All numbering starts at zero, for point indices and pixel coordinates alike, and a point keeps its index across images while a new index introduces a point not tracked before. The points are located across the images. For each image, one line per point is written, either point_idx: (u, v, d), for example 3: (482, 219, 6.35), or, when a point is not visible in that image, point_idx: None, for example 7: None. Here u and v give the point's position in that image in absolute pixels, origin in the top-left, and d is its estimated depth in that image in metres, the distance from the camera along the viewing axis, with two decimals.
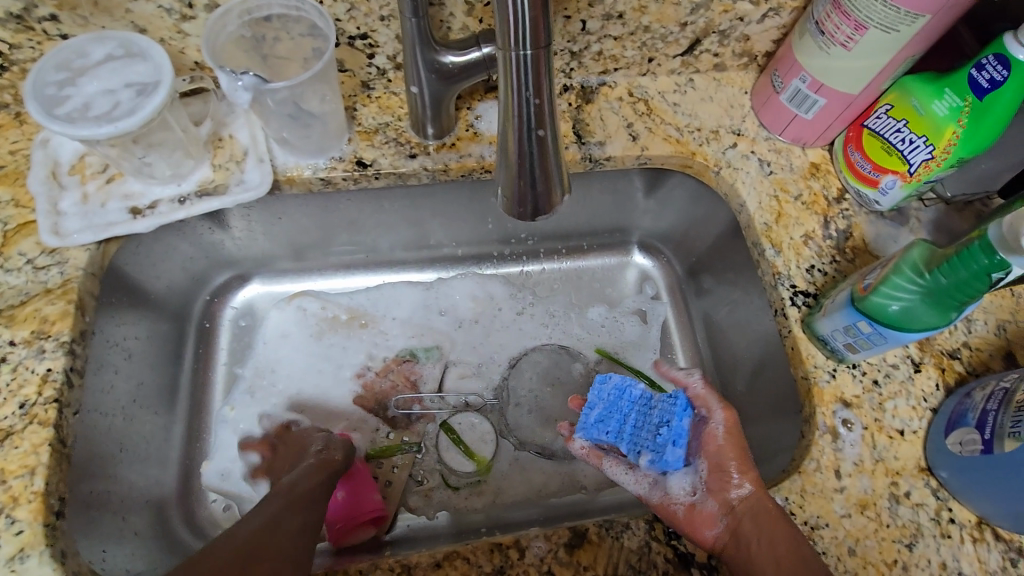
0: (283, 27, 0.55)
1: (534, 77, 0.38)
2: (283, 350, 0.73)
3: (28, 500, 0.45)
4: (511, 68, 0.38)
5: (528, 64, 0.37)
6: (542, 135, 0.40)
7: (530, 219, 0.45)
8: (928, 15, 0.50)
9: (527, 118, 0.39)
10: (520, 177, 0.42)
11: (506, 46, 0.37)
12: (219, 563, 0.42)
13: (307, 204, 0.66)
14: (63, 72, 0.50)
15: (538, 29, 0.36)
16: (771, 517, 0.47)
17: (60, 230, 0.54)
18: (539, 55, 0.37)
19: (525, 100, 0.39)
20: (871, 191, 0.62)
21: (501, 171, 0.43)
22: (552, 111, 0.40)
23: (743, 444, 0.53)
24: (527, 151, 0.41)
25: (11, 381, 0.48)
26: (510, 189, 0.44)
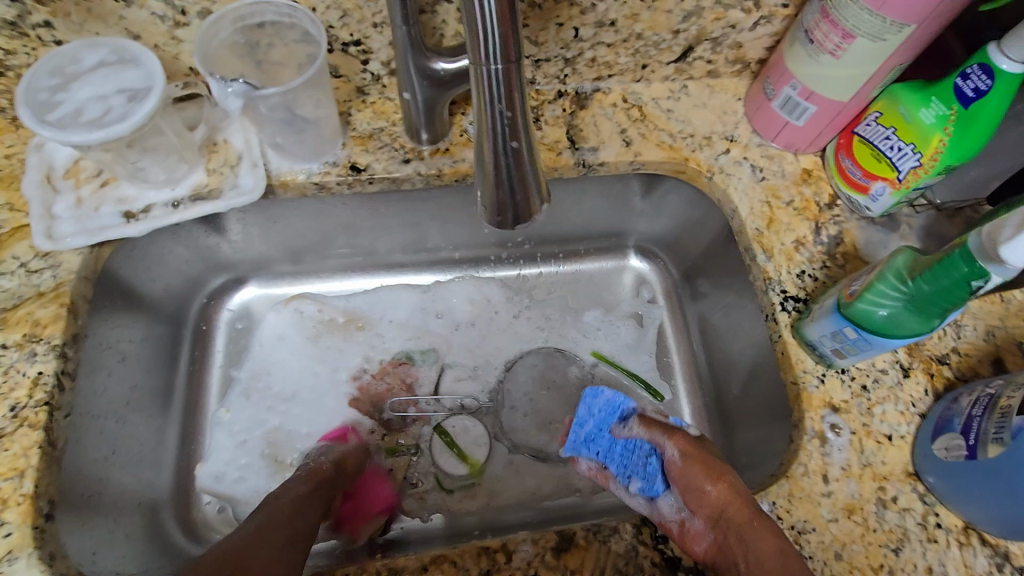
0: (277, 33, 0.56)
1: (506, 88, 0.38)
2: (279, 352, 0.73)
3: (17, 503, 0.45)
4: (483, 83, 0.38)
5: (500, 79, 0.38)
6: (517, 146, 0.40)
7: (512, 228, 0.45)
8: (913, 24, 0.50)
9: (501, 130, 0.39)
10: (498, 188, 0.42)
11: (478, 60, 0.38)
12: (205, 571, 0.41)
13: (302, 207, 0.66)
14: (56, 78, 0.50)
15: (507, 43, 0.36)
16: (754, 524, 0.48)
17: (53, 234, 0.54)
18: (509, 69, 0.38)
19: (498, 113, 0.39)
20: (861, 198, 0.63)
21: (479, 179, 0.43)
22: (527, 122, 0.40)
23: (709, 460, 0.54)
24: (500, 161, 0.41)
25: (2, 384, 0.49)
26: (490, 200, 0.43)
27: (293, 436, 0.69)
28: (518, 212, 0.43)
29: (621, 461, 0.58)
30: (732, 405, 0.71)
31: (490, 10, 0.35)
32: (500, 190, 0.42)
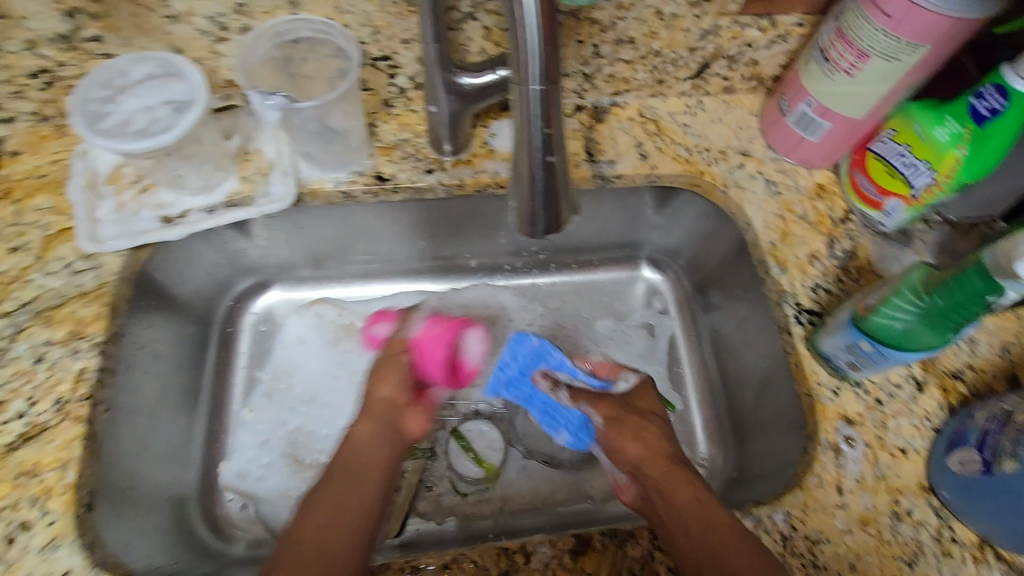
0: (311, 48, 0.59)
1: (544, 107, 0.40)
2: (301, 355, 0.75)
3: (61, 491, 0.48)
4: (523, 101, 0.40)
5: (539, 99, 0.40)
6: (553, 160, 0.43)
7: (542, 237, 0.47)
8: (928, 45, 0.52)
9: (539, 145, 0.41)
10: (531, 199, 0.44)
11: (519, 79, 0.39)
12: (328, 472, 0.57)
13: (328, 215, 0.69)
14: (106, 90, 0.53)
15: (549, 64, 0.38)
16: (676, 475, 0.56)
17: (96, 237, 0.58)
18: (550, 89, 0.40)
19: (537, 129, 0.41)
20: (876, 213, 0.64)
21: (513, 191, 0.45)
22: (562, 138, 0.42)
23: (620, 415, 0.63)
24: (537, 175, 0.43)
25: (48, 379, 0.52)
26: (523, 211, 0.45)
27: (313, 437, 0.71)
28: (550, 222, 0.46)
29: (544, 411, 0.68)
30: (744, 416, 0.71)
31: (533, 36, 0.37)
32: (534, 201, 0.44)
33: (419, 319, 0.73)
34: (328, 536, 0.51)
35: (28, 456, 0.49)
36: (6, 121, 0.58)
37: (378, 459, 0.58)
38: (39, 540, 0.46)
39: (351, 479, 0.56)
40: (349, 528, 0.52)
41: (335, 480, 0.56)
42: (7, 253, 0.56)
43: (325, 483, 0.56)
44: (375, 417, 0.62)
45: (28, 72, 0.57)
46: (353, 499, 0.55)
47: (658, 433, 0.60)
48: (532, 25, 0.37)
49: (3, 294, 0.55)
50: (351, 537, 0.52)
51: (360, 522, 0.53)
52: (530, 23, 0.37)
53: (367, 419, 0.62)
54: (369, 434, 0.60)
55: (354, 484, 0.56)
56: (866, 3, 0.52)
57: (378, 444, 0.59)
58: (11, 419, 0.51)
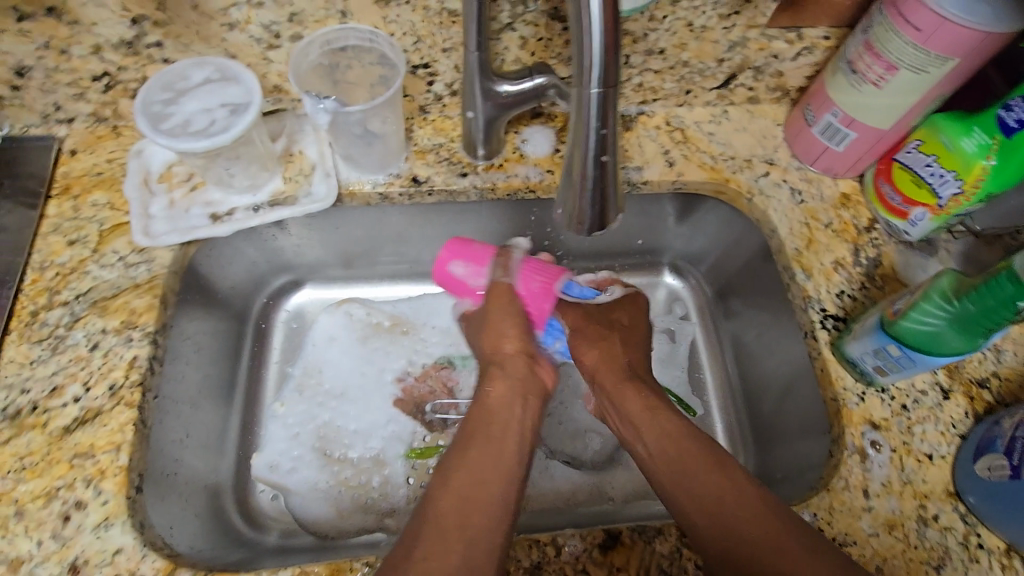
0: (356, 56, 0.61)
1: (601, 111, 0.43)
2: (330, 352, 0.77)
3: (114, 473, 0.50)
4: (583, 104, 0.43)
5: (596, 102, 0.43)
6: (606, 160, 0.47)
7: (589, 233, 0.53)
8: (957, 58, 0.53)
9: (593, 146, 0.45)
10: (582, 196, 0.50)
11: (580, 84, 0.42)
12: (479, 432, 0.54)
13: (363, 216, 0.71)
14: (167, 93, 0.57)
15: (609, 70, 0.41)
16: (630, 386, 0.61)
17: (149, 232, 0.61)
18: (608, 93, 0.42)
19: (594, 131, 0.45)
20: (900, 222, 0.65)
21: (567, 187, 0.51)
22: (615, 140, 0.46)
23: (582, 324, 0.67)
24: (590, 172, 0.48)
25: (102, 365, 0.55)
26: (574, 208, 0.51)
27: (342, 432, 0.73)
28: (597, 221, 0.52)
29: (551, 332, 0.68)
30: (765, 422, 0.72)
31: (595, 44, 0.39)
32: (585, 198, 0.49)
33: (516, 268, 0.64)
34: (481, 484, 0.49)
35: (83, 438, 0.52)
36: (65, 121, 0.64)
37: (518, 417, 0.57)
38: (93, 520, 0.49)
39: (495, 431, 0.54)
40: (501, 479, 0.50)
41: (479, 430, 0.54)
42: (66, 246, 0.60)
43: (472, 433, 0.54)
44: (506, 377, 0.60)
45: (90, 76, 0.60)
46: (504, 451, 0.53)
47: (612, 342, 0.65)
48: (595, 31, 0.38)
49: (61, 284, 0.58)
50: (500, 486, 0.50)
51: (511, 476, 0.51)
52: (595, 30, 0.38)
53: (500, 376, 0.60)
54: (503, 393, 0.58)
55: (497, 437, 0.54)
56: (895, 16, 0.54)
57: (517, 402, 0.58)
58: (68, 403, 0.53)
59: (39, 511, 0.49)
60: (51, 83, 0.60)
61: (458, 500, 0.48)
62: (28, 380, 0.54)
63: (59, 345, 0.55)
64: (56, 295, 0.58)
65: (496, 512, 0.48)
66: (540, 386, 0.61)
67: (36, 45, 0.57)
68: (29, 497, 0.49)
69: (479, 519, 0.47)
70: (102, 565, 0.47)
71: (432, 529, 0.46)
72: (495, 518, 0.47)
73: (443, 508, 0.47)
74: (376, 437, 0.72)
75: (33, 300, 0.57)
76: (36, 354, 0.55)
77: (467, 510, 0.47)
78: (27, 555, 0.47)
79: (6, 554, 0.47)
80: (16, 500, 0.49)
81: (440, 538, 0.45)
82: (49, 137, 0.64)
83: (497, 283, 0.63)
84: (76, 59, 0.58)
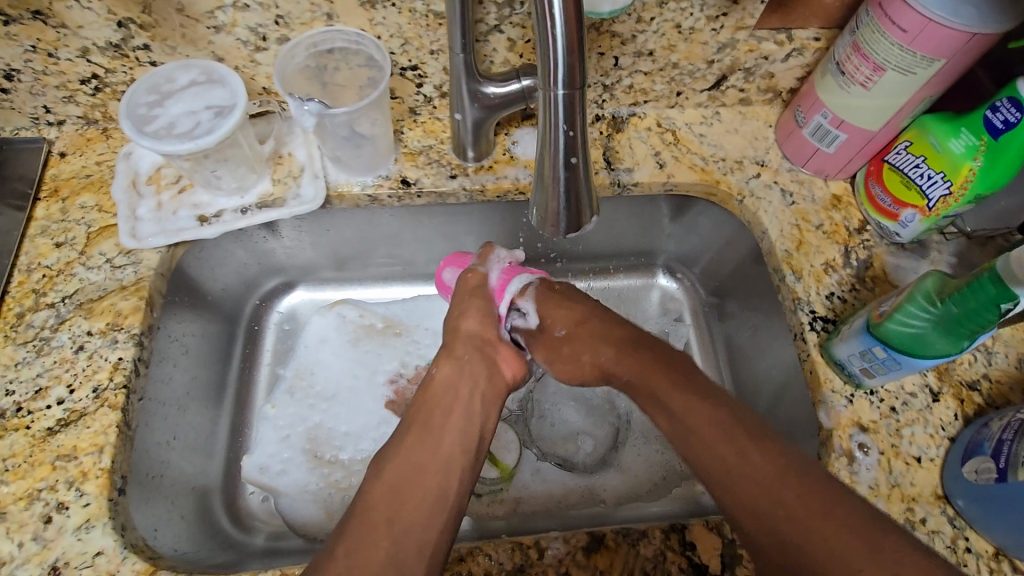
0: (343, 58, 0.62)
1: (568, 111, 0.43)
2: (322, 354, 0.77)
3: (96, 476, 0.50)
4: (551, 105, 0.43)
5: (563, 103, 0.43)
6: (576, 162, 0.47)
7: (564, 235, 0.52)
8: (943, 59, 0.53)
9: (563, 147, 0.46)
10: (555, 199, 0.49)
11: (547, 85, 0.42)
12: (422, 418, 0.55)
13: (353, 217, 0.71)
14: (152, 95, 0.57)
15: (574, 72, 0.41)
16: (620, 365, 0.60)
17: (137, 234, 0.61)
18: (574, 94, 0.42)
19: (561, 132, 0.45)
20: (891, 223, 0.65)
21: (538, 190, 0.50)
22: (584, 141, 0.46)
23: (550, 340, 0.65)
24: (561, 174, 0.47)
25: (87, 367, 0.55)
26: (547, 210, 0.51)
27: (332, 434, 0.73)
28: (573, 222, 0.51)
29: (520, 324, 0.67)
30: None
31: (558, 47, 0.40)
32: (557, 200, 0.49)
33: (495, 261, 0.67)
34: (416, 475, 0.50)
35: (66, 440, 0.52)
36: (55, 124, 0.65)
37: (463, 401, 0.57)
38: (74, 522, 0.49)
39: (436, 420, 0.55)
40: (439, 469, 0.51)
41: (424, 418, 0.55)
42: (53, 248, 0.60)
43: (412, 422, 0.55)
44: (456, 358, 0.61)
45: (79, 78, 0.60)
46: (443, 440, 0.54)
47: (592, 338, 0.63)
48: (559, 34, 0.39)
49: (48, 286, 0.58)
50: (439, 476, 0.51)
51: (450, 465, 0.52)
52: (557, 33, 0.39)
53: (452, 361, 0.60)
54: (448, 375, 0.59)
55: (437, 426, 0.55)
56: (881, 17, 0.54)
57: (463, 386, 0.59)
58: (51, 405, 0.53)
59: (21, 513, 0.49)
60: (40, 86, 0.60)
61: (388, 491, 0.49)
62: (13, 382, 0.54)
63: (44, 347, 0.56)
64: (43, 297, 0.58)
65: (430, 500, 0.49)
66: (491, 371, 0.61)
67: (24, 48, 0.57)
68: (11, 498, 0.49)
69: (406, 509, 0.48)
70: (81, 567, 0.47)
71: (362, 522, 0.47)
72: (426, 510, 0.48)
73: (374, 501, 0.48)
74: (367, 439, 0.72)
75: (20, 302, 0.57)
76: (21, 356, 0.55)
77: (396, 503, 0.48)
78: (7, 557, 0.47)
79: None
80: None
81: (369, 531, 0.46)
82: (39, 139, 0.64)
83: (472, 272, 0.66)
84: (64, 62, 0.59)
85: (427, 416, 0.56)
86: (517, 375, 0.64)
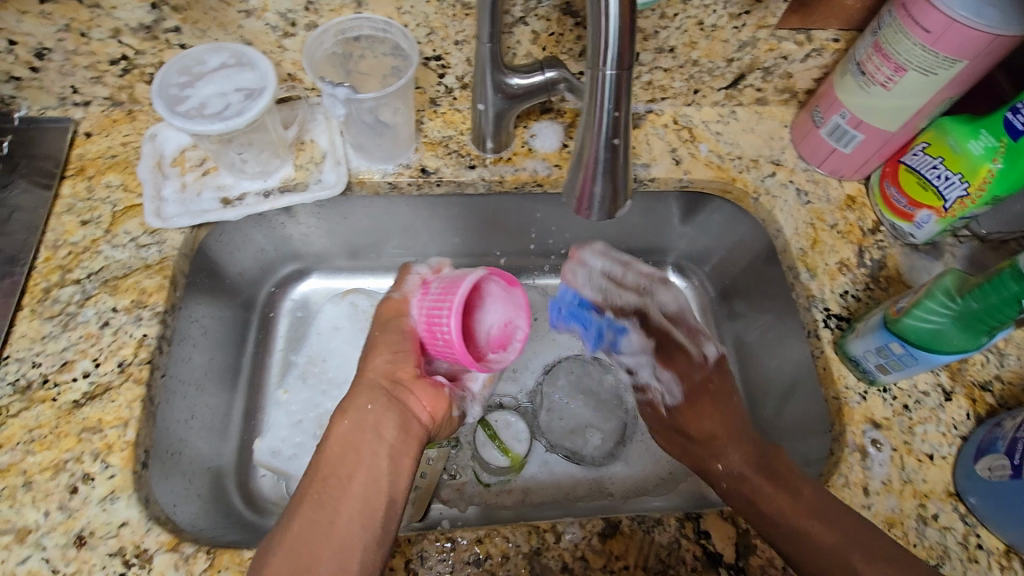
0: (369, 46, 0.62)
1: (615, 92, 0.45)
2: (335, 342, 0.76)
3: (120, 449, 0.51)
4: (597, 86, 0.45)
5: (611, 84, 0.44)
6: (617, 143, 0.48)
7: (597, 219, 0.54)
8: (965, 60, 0.53)
9: (605, 128, 0.47)
10: (592, 180, 0.50)
11: (594, 67, 0.44)
12: (342, 431, 0.50)
13: (372, 206, 0.72)
14: (184, 77, 0.59)
15: (623, 54, 0.43)
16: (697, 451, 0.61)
17: (161, 214, 0.62)
18: (622, 75, 0.44)
19: (607, 114, 0.46)
20: (906, 224, 0.65)
21: (576, 173, 0.51)
22: (627, 122, 0.47)
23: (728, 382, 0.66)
24: (601, 155, 0.49)
25: (112, 342, 0.56)
26: (584, 193, 0.52)
27: None
28: (607, 207, 0.53)
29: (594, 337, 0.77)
30: (766, 421, 0.72)
31: (611, 27, 0.42)
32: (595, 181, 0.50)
33: None
34: (337, 496, 0.46)
35: (92, 413, 0.52)
36: (81, 105, 0.66)
37: (382, 420, 0.51)
38: (100, 493, 0.49)
39: (353, 446, 0.49)
40: (360, 489, 0.47)
41: (337, 442, 0.49)
42: (79, 226, 0.61)
43: (331, 443, 0.49)
44: (357, 409, 0.51)
45: (108, 59, 0.61)
46: (340, 508, 0.46)
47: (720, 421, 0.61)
48: (612, 13, 0.41)
49: (74, 262, 0.59)
50: (362, 500, 0.46)
51: (374, 476, 0.48)
52: (611, 11, 0.41)
53: (363, 389, 0.52)
54: (371, 396, 0.52)
55: (356, 446, 0.49)
56: (904, 18, 0.54)
57: (385, 405, 0.52)
58: (78, 378, 0.54)
59: (46, 483, 0.49)
60: (69, 66, 0.61)
61: (312, 510, 0.45)
62: (39, 355, 0.55)
63: (70, 322, 0.56)
64: (69, 274, 0.59)
65: (351, 523, 0.45)
66: (401, 414, 0.52)
67: (57, 27, 0.58)
68: (38, 468, 0.50)
69: (356, 572, 0.43)
70: (107, 537, 0.48)
71: (267, 546, 0.44)
72: (358, 520, 0.45)
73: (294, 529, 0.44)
74: None
75: (46, 277, 0.58)
76: (47, 330, 0.56)
77: (323, 525, 0.45)
78: (33, 525, 0.48)
79: (12, 523, 0.48)
80: (24, 472, 0.50)
81: (284, 553, 0.43)
82: (66, 118, 0.65)
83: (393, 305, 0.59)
84: (95, 42, 0.59)
85: (345, 430, 0.50)
86: (435, 411, 0.54)
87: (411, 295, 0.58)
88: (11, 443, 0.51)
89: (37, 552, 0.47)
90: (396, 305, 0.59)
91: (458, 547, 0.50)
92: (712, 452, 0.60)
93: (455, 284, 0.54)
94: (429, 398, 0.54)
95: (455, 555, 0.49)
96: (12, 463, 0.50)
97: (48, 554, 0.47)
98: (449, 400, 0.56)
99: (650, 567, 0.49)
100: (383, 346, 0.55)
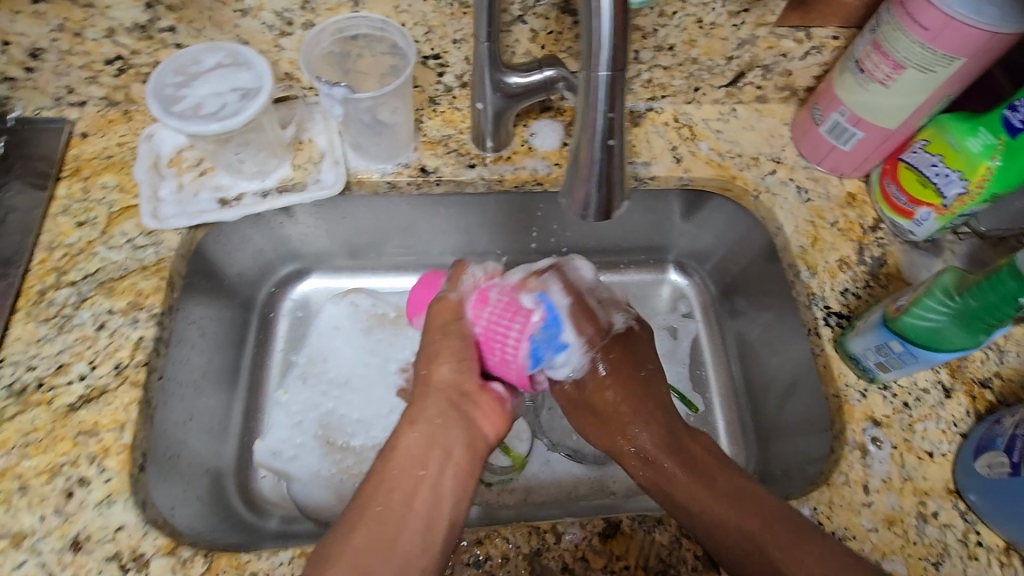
0: (367, 45, 0.62)
1: (609, 93, 0.44)
2: (336, 341, 0.76)
3: (117, 452, 0.51)
4: (591, 87, 0.45)
5: (604, 85, 0.44)
6: (612, 144, 0.48)
7: (595, 220, 0.53)
8: (963, 58, 0.53)
9: (601, 128, 0.47)
10: (588, 181, 0.50)
11: (588, 68, 0.44)
12: (409, 442, 0.49)
13: (371, 206, 0.72)
14: (179, 76, 0.58)
15: (617, 55, 0.43)
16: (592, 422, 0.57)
17: (158, 215, 0.62)
18: (615, 76, 0.44)
19: (602, 114, 0.46)
20: (906, 221, 0.65)
21: (572, 173, 0.51)
22: (622, 123, 0.47)
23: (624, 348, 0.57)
24: (597, 156, 0.48)
25: (108, 345, 0.55)
26: (580, 194, 0.51)
27: (344, 420, 0.71)
28: (602, 208, 0.52)
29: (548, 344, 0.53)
30: (767, 419, 0.72)
31: (604, 27, 0.41)
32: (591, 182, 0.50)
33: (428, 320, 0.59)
34: (401, 511, 0.46)
35: (88, 416, 0.52)
36: (77, 105, 0.65)
37: (448, 438, 0.50)
38: (96, 496, 0.49)
39: (420, 459, 0.49)
40: (424, 505, 0.47)
41: (402, 453, 0.49)
42: (75, 227, 0.60)
43: (394, 455, 0.49)
44: (427, 421, 0.51)
45: (104, 59, 0.61)
46: (404, 525, 0.45)
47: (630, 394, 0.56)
48: (604, 14, 0.41)
49: (70, 264, 0.59)
50: (425, 518, 0.46)
51: (438, 493, 0.48)
52: (604, 12, 0.41)
53: (433, 401, 0.52)
54: (437, 409, 0.51)
55: (419, 461, 0.49)
56: (903, 15, 0.54)
57: (452, 421, 0.51)
58: (73, 381, 0.54)
59: (42, 487, 0.49)
60: (64, 66, 0.61)
61: (373, 524, 0.45)
62: (34, 358, 0.54)
63: (66, 325, 0.56)
64: (65, 276, 0.58)
65: (411, 541, 0.45)
66: (469, 432, 0.52)
67: (51, 27, 0.57)
68: (34, 472, 0.50)
69: None
70: (103, 541, 0.47)
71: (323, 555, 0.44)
72: (419, 538, 0.45)
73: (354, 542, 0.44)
74: (378, 427, 0.71)
75: (41, 280, 0.58)
76: (43, 333, 0.55)
77: (384, 542, 0.44)
78: (29, 530, 0.47)
79: (8, 528, 0.47)
80: (20, 475, 0.49)
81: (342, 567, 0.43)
82: (61, 119, 0.65)
83: (449, 302, 0.55)
84: (90, 42, 0.59)
85: (413, 441, 0.50)
86: (496, 431, 0.54)
87: (472, 299, 0.55)
88: (7, 447, 0.50)
89: (33, 556, 0.47)
90: (449, 305, 0.55)
91: (458, 548, 0.50)
92: (617, 428, 0.56)
93: (523, 301, 0.54)
94: (494, 415, 0.54)
95: (455, 556, 0.49)
96: (8, 467, 0.50)
97: (44, 559, 0.47)
98: (510, 417, 0.56)
99: (651, 567, 0.50)
100: (446, 355, 0.53)
